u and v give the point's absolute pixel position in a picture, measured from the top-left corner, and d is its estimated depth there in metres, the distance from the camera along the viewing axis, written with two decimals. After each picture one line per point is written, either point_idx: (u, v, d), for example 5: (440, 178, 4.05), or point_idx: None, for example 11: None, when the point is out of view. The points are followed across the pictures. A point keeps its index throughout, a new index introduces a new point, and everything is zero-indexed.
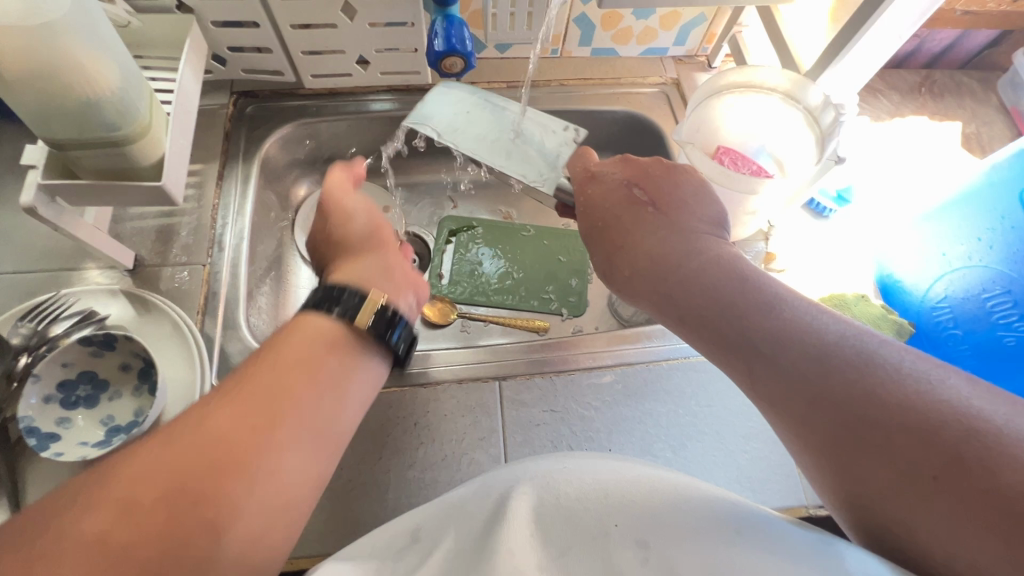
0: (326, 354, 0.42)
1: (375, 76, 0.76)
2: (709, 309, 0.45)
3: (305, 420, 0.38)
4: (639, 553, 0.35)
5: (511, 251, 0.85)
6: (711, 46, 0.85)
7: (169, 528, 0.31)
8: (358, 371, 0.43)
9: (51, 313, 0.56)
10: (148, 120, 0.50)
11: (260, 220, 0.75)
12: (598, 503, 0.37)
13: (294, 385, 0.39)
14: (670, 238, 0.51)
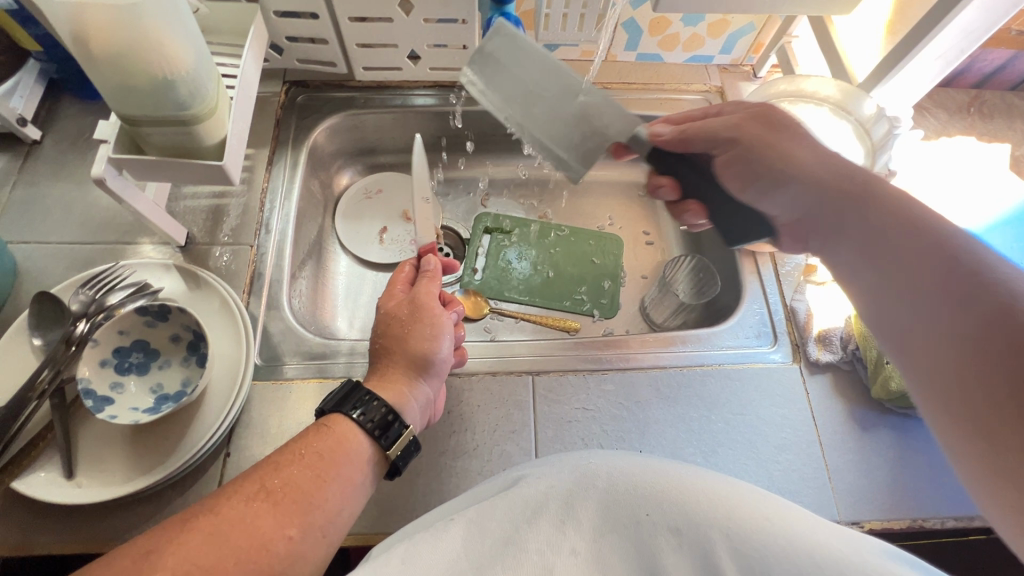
0: (305, 477, 0.43)
1: (424, 71, 0.77)
2: (866, 235, 0.46)
3: (276, 548, 0.39)
4: (674, 539, 0.37)
5: (546, 250, 0.86)
6: (757, 56, 0.85)
7: None
8: (344, 489, 0.44)
9: (109, 283, 0.59)
10: (215, 101, 0.52)
11: (305, 207, 0.77)
12: (633, 495, 0.39)
13: (260, 517, 0.39)
14: (810, 154, 0.51)
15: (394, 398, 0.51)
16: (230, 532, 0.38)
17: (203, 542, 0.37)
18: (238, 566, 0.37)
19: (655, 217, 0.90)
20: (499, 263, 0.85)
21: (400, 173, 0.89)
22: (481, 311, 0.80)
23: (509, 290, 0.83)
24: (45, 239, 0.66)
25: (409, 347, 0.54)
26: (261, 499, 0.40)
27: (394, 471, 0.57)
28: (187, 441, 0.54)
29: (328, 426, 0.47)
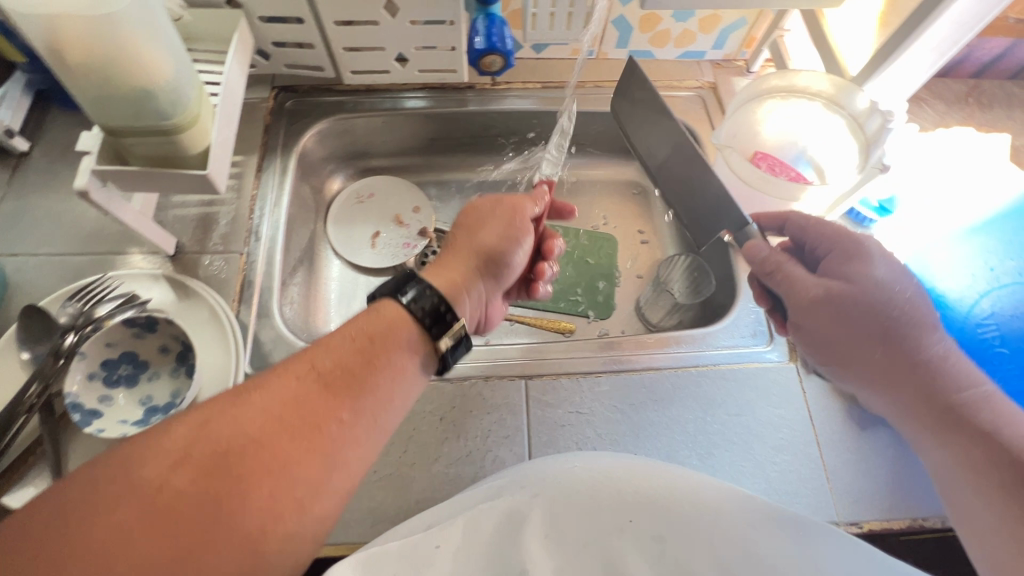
0: (357, 362, 0.43)
1: (413, 74, 0.76)
2: (893, 331, 0.51)
3: (327, 430, 0.39)
4: (656, 546, 0.41)
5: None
6: (750, 51, 0.84)
7: (206, 500, 0.34)
8: (395, 377, 0.44)
9: (97, 295, 0.58)
10: (197, 110, 0.52)
11: (295, 212, 0.77)
12: (612, 504, 0.41)
13: (311, 395, 0.40)
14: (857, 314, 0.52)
15: (447, 287, 0.52)
16: (283, 409, 0.38)
17: (256, 421, 0.37)
18: (291, 446, 0.37)
19: (650, 215, 0.89)
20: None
21: (392, 177, 0.89)
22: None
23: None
24: (34, 251, 0.65)
25: (478, 243, 0.56)
26: (313, 380, 0.40)
27: (386, 478, 0.57)
28: None
29: (381, 312, 0.46)
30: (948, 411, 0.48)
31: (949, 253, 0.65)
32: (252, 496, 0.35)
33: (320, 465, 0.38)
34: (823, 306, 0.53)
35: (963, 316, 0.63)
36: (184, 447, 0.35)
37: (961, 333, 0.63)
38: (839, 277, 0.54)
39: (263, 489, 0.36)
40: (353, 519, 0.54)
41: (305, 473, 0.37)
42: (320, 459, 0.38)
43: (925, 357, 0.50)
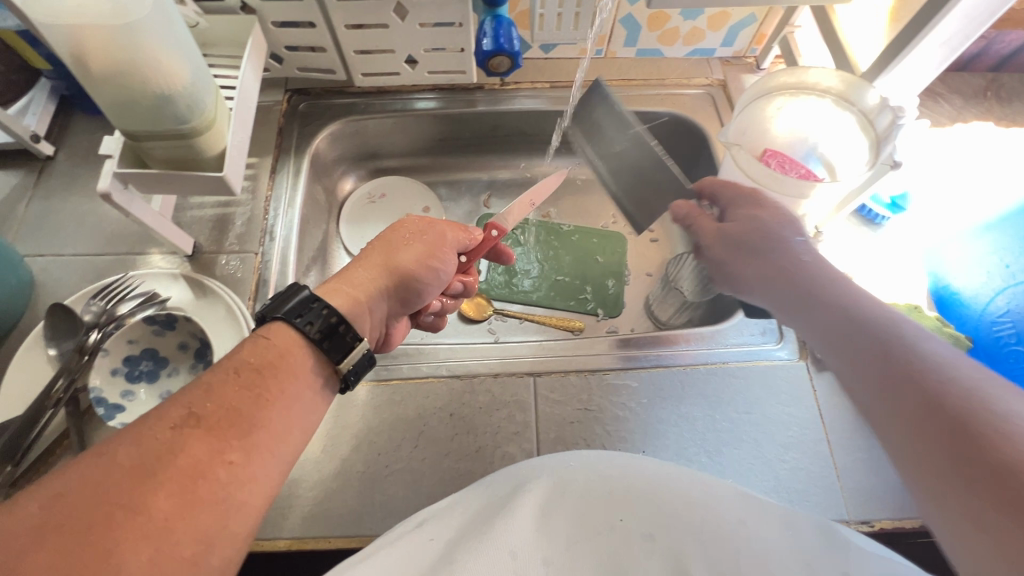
0: (245, 398, 0.39)
1: (423, 75, 0.78)
2: (824, 292, 0.51)
3: (214, 473, 0.35)
4: (646, 544, 0.40)
5: (549, 251, 0.86)
6: (761, 48, 0.83)
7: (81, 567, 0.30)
8: (291, 408, 0.41)
9: (119, 294, 0.60)
10: (213, 114, 0.53)
11: (309, 213, 0.78)
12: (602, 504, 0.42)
13: (188, 443, 0.35)
14: (769, 258, 0.57)
15: (348, 305, 0.49)
16: (154, 463, 0.34)
17: (120, 484, 0.32)
18: (169, 498, 0.33)
19: None
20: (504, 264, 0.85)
21: (403, 177, 0.90)
22: (485, 312, 0.80)
23: (513, 292, 0.83)
24: (60, 251, 0.68)
25: (392, 263, 0.54)
26: (191, 426, 0.36)
27: (397, 472, 0.58)
28: None
29: (273, 339, 0.43)
30: (877, 351, 0.43)
31: (963, 251, 0.64)
32: (126, 565, 0.30)
33: (210, 511, 0.34)
34: (719, 240, 0.61)
35: (978, 314, 0.62)
36: (34, 524, 0.30)
37: (975, 330, 0.62)
38: (743, 224, 0.59)
39: (139, 551, 0.31)
40: (365, 513, 0.56)
41: (190, 526, 0.33)
42: (207, 507, 0.34)
43: (856, 310, 0.47)
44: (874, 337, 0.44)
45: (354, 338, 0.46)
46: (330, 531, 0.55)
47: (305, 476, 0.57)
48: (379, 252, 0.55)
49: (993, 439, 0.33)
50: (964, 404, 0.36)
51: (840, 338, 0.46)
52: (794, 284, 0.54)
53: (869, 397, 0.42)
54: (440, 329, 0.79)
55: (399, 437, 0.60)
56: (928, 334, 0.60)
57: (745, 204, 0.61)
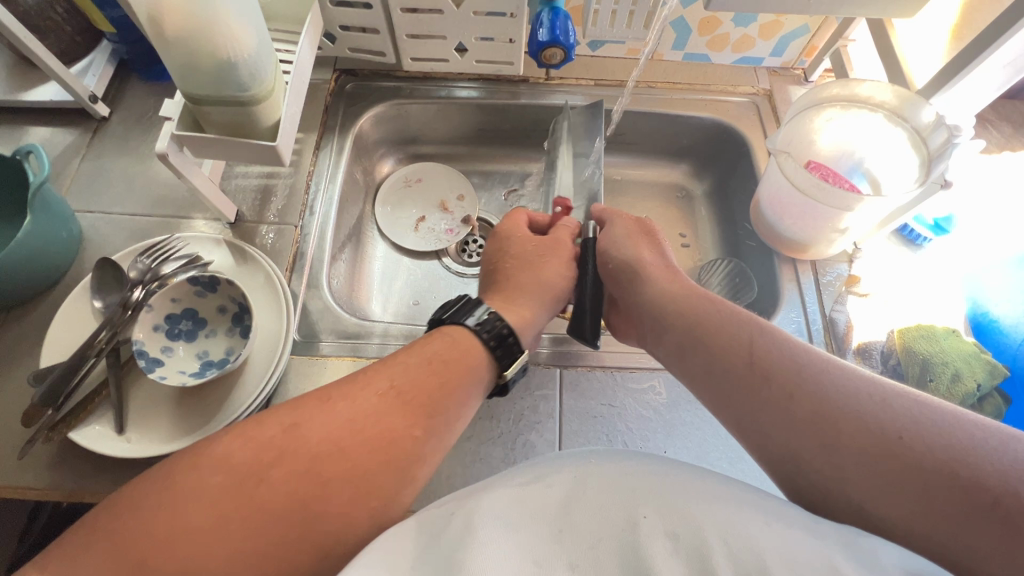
0: (434, 384, 0.45)
1: (470, 64, 0.78)
2: (703, 326, 0.51)
3: (403, 443, 0.42)
4: (671, 543, 0.37)
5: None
6: (810, 60, 0.83)
7: (298, 491, 0.37)
8: (462, 401, 0.47)
9: (163, 253, 0.62)
10: (272, 84, 0.55)
11: (348, 191, 0.80)
12: (629, 498, 0.40)
13: (389, 413, 0.42)
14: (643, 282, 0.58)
15: (516, 321, 0.55)
16: (359, 420, 0.41)
17: (336, 433, 0.40)
18: (365, 457, 0.40)
19: (693, 217, 0.88)
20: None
21: (439, 164, 0.91)
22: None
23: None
24: (108, 209, 0.70)
25: (540, 279, 0.60)
26: (391, 397, 0.43)
27: None
28: (228, 405, 0.57)
29: (455, 338, 0.50)
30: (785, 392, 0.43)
31: (1004, 280, 0.64)
32: (333, 501, 0.38)
33: (391, 474, 0.41)
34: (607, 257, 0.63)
35: (1017, 344, 0.61)
36: (275, 449, 0.38)
37: (1011, 361, 0.60)
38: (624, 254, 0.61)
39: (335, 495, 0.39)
40: None
41: (380, 484, 0.40)
42: (392, 471, 0.41)
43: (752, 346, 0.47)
44: (738, 350, 0.48)
45: (519, 349, 0.52)
46: None
47: None
48: (529, 273, 0.60)
49: (931, 463, 0.37)
50: (853, 410, 0.41)
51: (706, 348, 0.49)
52: (661, 295, 0.56)
53: (762, 417, 0.44)
54: None
55: None
56: (964, 360, 0.59)
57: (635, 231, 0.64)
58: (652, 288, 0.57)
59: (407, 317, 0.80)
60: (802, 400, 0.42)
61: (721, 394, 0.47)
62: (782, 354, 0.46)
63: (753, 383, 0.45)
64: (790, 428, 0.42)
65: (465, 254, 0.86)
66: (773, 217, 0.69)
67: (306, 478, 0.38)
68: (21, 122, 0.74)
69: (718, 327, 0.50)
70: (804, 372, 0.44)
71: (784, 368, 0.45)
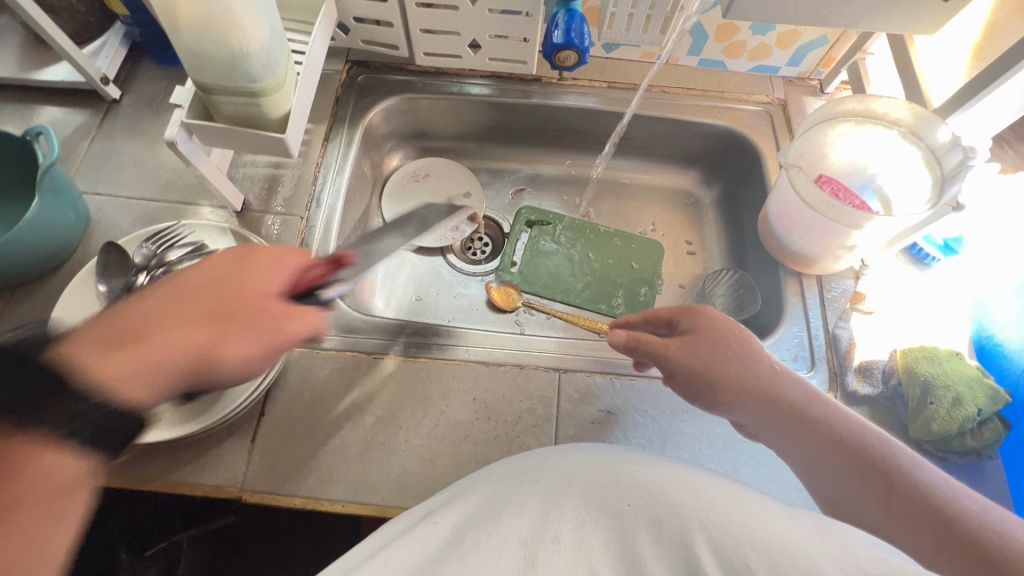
0: (239, 288, 0.48)
1: (483, 61, 0.78)
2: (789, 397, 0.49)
3: (233, 318, 0.47)
4: (653, 530, 0.40)
5: (588, 250, 0.86)
6: (827, 71, 0.82)
7: (132, 339, 0.42)
8: (306, 315, 0.49)
9: (169, 241, 0.62)
10: (283, 76, 0.54)
11: (355, 183, 0.80)
12: (612, 487, 0.42)
13: (207, 304, 0.47)
14: (729, 375, 0.50)
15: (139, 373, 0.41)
16: (190, 293, 0.47)
17: (192, 310, 0.46)
18: (226, 322, 0.46)
19: (700, 225, 0.88)
20: (544, 254, 0.86)
21: (448, 159, 0.91)
22: (513, 302, 0.81)
23: (544, 283, 0.83)
24: (115, 192, 0.70)
25: (231, 329, 0.46)
26: (217, 317, 0.46)
27: (416, 448, 0.59)
28: (229, 394, 0.58)
29: (252, 263, 0.50)
30: (863, 459, 0.45)
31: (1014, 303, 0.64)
32: (150, 343, 0.42)
33: (257, 319, 0.47)
34: (677, 341, 0.53)
35: (1022, 369, 0.61)
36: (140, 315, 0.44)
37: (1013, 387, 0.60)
38: (700, 348, 0.52)
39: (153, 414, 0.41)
40: (381, 483, 0.57)
41: (212, 334, 0.45)
42: (218, 327, 0.46)
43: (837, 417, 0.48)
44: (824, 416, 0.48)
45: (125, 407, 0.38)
46: (347, 495, 0.56)
47: (325, 439, 0.58)
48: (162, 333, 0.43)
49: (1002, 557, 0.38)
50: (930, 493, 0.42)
51: (760, 408, 0.49)
52: (746, 385, 0.50)
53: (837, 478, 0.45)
54: (468, 314, 0.81)
55: (420, 413, 0.61)
56: (966, 384, 0.58)
57: (705, 315, 0.55)
58: (739, 378, 0.50)
59: (408, 312, 0.80)
60: (863, 468, 0.44)
61: (793, 452, 0.48)
62: (841, 418, 0.47)
63: (830, 442, 0.46)
64: (859, 490, 0.44)
65: (469, 252, 0.86)
66: (781, 230, 0.69)
67: (120, 332, 0.42)
68: (33, 101, 0.74)
69: (773, 391, 0.49)
70: (864, 440, 0.46)
71: (843, 433, 0.46)
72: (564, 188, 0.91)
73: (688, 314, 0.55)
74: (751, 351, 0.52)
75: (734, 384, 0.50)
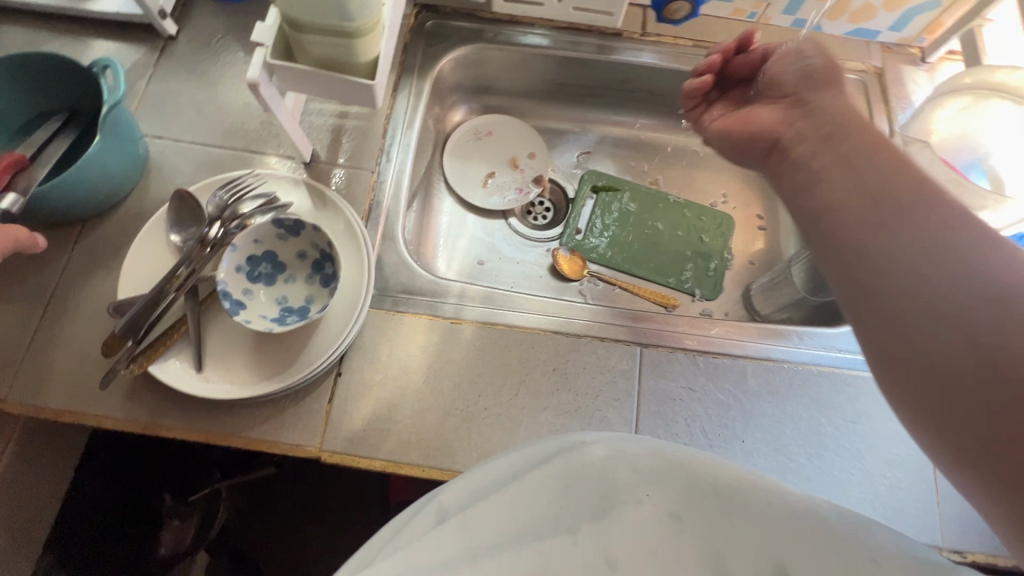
0: None
1: (566, 10, 0.75)
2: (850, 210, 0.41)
3: None
4: (674, 526, 0.37)
5: (654, 222, 0.82)
6: (931, 38, 0.76)
7: None
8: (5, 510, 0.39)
9: (241, 191, 0.59)
10: (377, 16, 0.50)
11: (421, 139, 0.76)
12: (627, 479, 0.39)
13: None
14: (840, 176, 0.43)
15: None
16: None
17: None
18: None
19: (773, 199, 0.84)
20: (608, 225, 0.82)
21: (511, 117, 0.86)
22: (580, 274, 0.78)
23: (610, 255, 0.80)
24: (177, 136, 0.66)
25: None
26: None
27: (495, 416, 0.57)
28: (309, 354, 0.56)
29: None
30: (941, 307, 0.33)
31: None
32: None
33: None
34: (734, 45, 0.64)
35: None
36: None
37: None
38: (817, 158, 0.47)
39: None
40: (461, 451, 0.56)
41: None
42: None
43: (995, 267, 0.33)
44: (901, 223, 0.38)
45: None
46: (427, 462, 0.55)
47: (404, 403, 0.57)
48: None
49: None
50: None
51: (852, 261, 0.39)
52: (834, 192, 0.43)
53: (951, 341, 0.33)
54: (532, 281, 0.78)
55: (499, 381, 0.59)
56: None
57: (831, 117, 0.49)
58: (831, 187, 0.43)
59: (471, 276, 0.78)
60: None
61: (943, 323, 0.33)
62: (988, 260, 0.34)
63: (991, 304, 0.32)
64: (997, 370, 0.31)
65: (530, 217, 0.83)
66: None
67: None
68: (86, 34, 0.69)
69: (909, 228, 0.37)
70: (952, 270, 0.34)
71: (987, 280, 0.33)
72: (631, 154, 0.87)
73: (816, 118, 0.50)
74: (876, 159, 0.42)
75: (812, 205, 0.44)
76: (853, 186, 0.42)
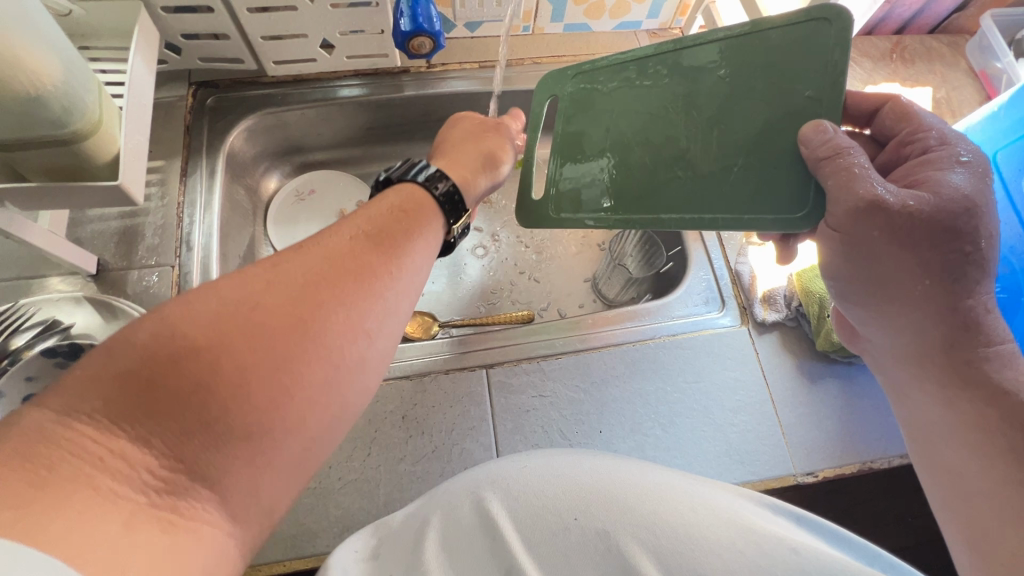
0: None
1: (341, 60, 0.74)
2: (884, 296, 0.47)
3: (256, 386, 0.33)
4: (601, 541, 0.41)
5: (710, 73, 0.50)
6: (685, 18, 0.84)
7: None
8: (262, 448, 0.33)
9: (12, 325, 0.53)
10: (97, 114, 0.48)
11: (228, 215, 0.73)
12: (558, 502, 0.42)
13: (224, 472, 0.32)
14: (918, 263, 0.44)
15: None
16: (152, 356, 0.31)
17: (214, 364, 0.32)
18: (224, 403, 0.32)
19: None
20: (674, 196, 0.50)
21: (332, 171, 0.85)
22: (430, 330, 0.74)
23: (705, 193, 0.49)
24: None
25: None
26: None
27: (353, 483, 0.55)
28: None
29: None
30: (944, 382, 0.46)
31: None
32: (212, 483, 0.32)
33: None
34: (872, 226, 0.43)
35: None
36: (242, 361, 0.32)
37: None
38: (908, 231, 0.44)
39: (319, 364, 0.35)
40: (322, 529, 0.53)
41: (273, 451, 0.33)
42: (258, 447, 0.32)
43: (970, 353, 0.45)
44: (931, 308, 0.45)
45: None
46: (285, 553, 0.52)
47: None
48: None
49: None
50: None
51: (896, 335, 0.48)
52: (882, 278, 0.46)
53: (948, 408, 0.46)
54: None
55: (351, 445, 0.57)
56: None
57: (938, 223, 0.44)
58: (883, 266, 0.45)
59: None
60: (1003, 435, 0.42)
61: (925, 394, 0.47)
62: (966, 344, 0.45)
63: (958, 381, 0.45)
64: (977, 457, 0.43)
65: None
66: None
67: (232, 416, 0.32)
68: None
69: (912, 221, 0.42)
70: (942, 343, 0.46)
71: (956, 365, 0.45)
72: None
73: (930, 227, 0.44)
74: (942, 307, 0.45)
75: (859, 282, 0.47)
76: (877, 266, 0.45)
